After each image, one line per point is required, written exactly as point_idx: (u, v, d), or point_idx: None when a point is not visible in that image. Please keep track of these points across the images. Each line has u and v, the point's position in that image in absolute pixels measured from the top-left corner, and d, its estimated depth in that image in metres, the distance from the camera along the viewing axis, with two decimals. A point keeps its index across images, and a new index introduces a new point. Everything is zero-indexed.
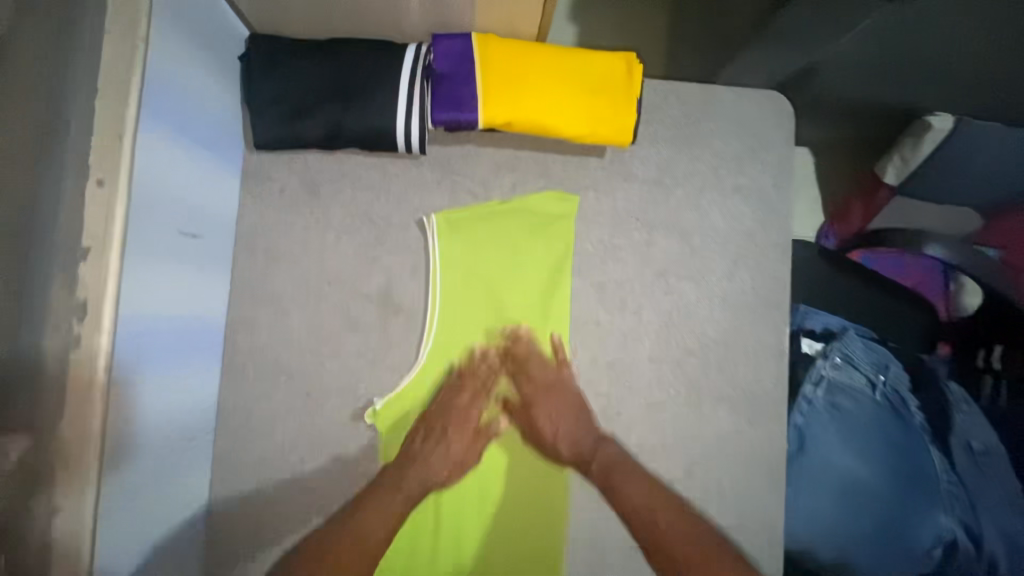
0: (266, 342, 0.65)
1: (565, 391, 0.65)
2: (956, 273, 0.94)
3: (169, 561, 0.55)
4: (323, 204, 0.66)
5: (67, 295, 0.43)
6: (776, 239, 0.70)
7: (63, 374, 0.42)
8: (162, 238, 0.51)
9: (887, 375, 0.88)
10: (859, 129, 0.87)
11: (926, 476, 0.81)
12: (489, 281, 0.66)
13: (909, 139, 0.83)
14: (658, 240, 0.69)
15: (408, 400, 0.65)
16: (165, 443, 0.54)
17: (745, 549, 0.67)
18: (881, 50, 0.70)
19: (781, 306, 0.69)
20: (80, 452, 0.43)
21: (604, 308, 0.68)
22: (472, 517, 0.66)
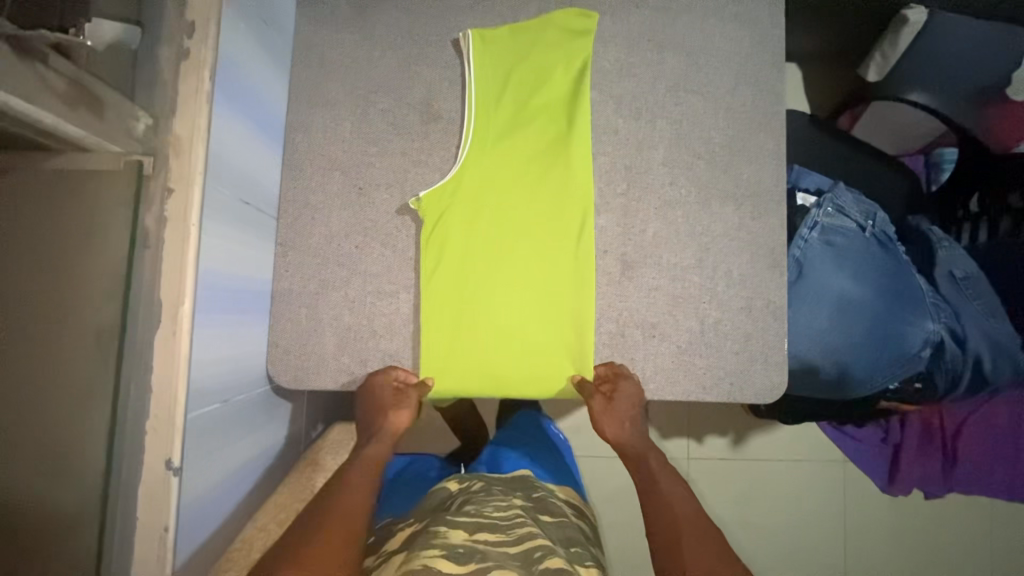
0: (322, 143, 0.73)
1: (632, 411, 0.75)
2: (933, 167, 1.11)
3: (242, 304, 0.63)
4: (369, 23, 0.74)
5: (177, 14, 0.51)
6: (773, 59, 0.78)
7: (176, 78, 0.50)
8: (247, 11, 0.61)
9: (875, 221, 0.95)
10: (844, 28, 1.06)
11: (915, 295, 0.90)
12: (517, 91, 0.74)
13: (890, 35, 1.01)
14: (668, 58, 0.77)
15: (448, 196, 0.73)
16: (242, 197, 0.62)
17: (751, 326, 0.75)
18: None
19: (779, 117, 0.77)
20: (189, 142, 0.50)
21: (621, 118, 0.76)
22: (510, 303, 0.73)
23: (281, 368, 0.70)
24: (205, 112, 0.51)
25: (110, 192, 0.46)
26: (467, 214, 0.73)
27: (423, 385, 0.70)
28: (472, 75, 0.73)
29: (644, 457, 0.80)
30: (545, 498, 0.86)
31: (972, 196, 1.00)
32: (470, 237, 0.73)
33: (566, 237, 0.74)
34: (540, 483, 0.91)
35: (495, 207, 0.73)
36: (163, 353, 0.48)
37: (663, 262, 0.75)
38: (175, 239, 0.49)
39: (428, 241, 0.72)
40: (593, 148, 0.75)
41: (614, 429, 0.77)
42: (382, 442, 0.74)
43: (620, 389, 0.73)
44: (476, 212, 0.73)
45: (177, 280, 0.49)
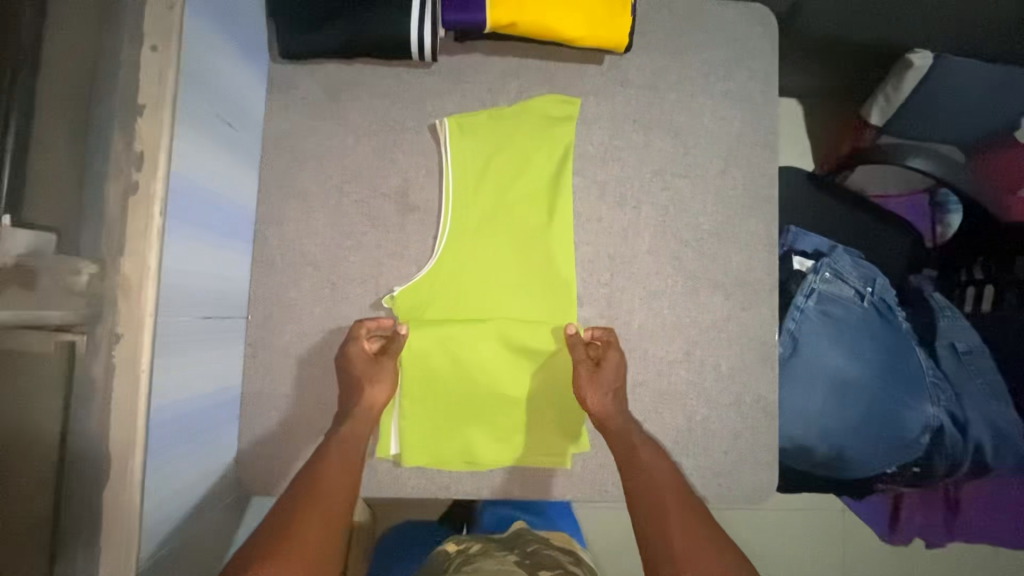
0: (293, 236, 0.70)
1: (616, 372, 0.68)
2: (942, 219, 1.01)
3: (207, 421, 0.60)
4: (342, 109, 0.71)
5: (125, 146, 0.48)
6: (763, 139, 0.75)
7: (124, 216, 0.47)
8: (206, 117, 0.58)
9: (874, 287, 0.92)
10: (849, 71, 0.98)
11: (914, 373, 0.87)
12: (497, 178, 0.71)
13: (893, 78, 0.93)
14: (654, 140, 0.73)
15: (425, 291, 0.70)
16: (205, 313, 0.59)
17: (741, 421, 0.72)
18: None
19: (770, 200, 0.74)
20: (139, 286, 0.47)
21: (605, 204, 0.73)
22: (489, 402, 0.70)
23: (253, 474, 0.68)
24: (155, 249, 0.48)
25: (43, 377, 0.46)
26: (445, 307, 0.70)
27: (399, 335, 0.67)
28: (450, 162, 0.70)
29: (628, 432, 0.66)
30: (539, 551, 0.81)
31: (975, 260, 0.97)
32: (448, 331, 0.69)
33: (548, 330, 0.70)
34: (535, 535, 0.89)
35: (474, 299, 0.70)
36: (111, 511, 0.46)
37: (648, 356, 0.72)
38: (125, 390, 0.47)
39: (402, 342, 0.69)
40: (576, 237, 0.72)
41: (596, 398, 0.67)
42: (359, 421, 0.65)
43: (607, 357, 0.68)
44: (455, 305, 0.70)
45: (126, 435, 0.47)
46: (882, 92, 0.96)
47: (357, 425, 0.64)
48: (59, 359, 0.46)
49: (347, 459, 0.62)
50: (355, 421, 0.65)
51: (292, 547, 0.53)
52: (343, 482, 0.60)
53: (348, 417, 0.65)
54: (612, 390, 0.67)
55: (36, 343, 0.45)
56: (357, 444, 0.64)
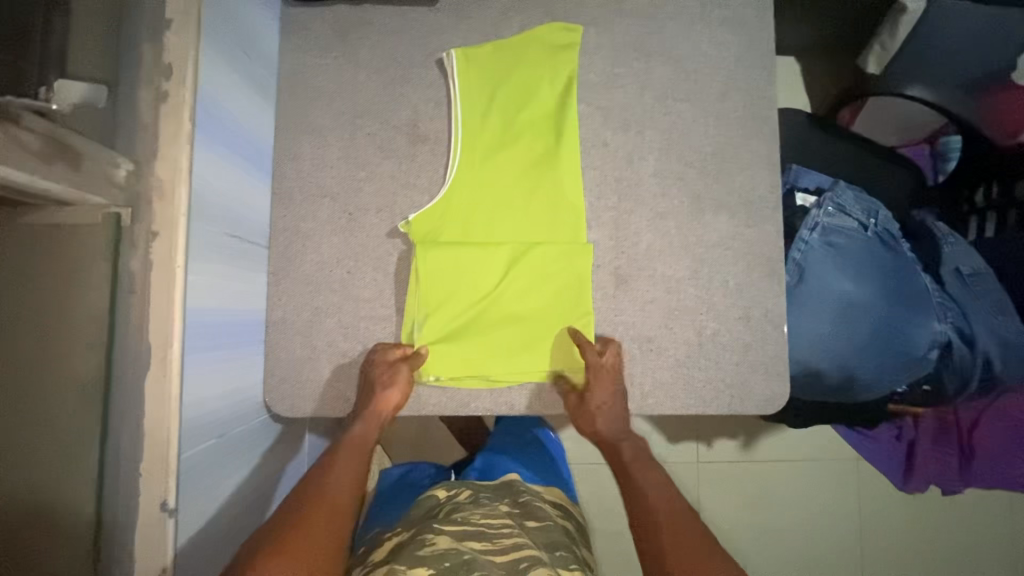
0: (310, 169, 0.73)
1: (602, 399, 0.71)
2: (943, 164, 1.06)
3: (233, 337, 0.63)
4: (352, 47, 0.74)
5: (155, 59, 0.51)
6: (760, 63, 0.77)
7: (156, 120, 0.50)
8: (228, 45, 0.61)
9: (877, 219, 0.93)
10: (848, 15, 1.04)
11: (921, 294, 0.89)
12: (504, 108, 0.74)
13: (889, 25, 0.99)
14: (654, 67, 0.76)
15: (438, 218, 0.72)
16: (229, 232, 0.62)
17: (750, 335, 0.74)
18: None
19: (771, 121, 0.76)
20: (172, 187, 0.50)
21: (609, 130, 0.75)
22: (509, 322, 0.72)
23: (279, 398, 0.71)
24: (186, 153, 0.51)
25: (79, 260, 0.46)
26: (458, 232, 0.72)
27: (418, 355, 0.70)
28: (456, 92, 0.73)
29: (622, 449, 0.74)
30: (530, 502, 0.82)
31: (977, 188, 0.99)
32: (461, 253, 0.72)
33: (558, 249, 0.72)
34: (528, 487, 0.88)
35: (486, 222, 0.72)
36: (154, 396, 0.49)
37: (657, 274, 0.74)
38: (162, 282, 0.50)
39: (419, 267, 0.71)
40: (582, 160, 0.74)
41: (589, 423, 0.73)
42: (369, 428, 0.69)
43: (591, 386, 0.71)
44: (467, 229, 0.72)
45: (164, 324, 0.49)
46: (878, 41, 1.02)
47: (365, 426, 0.69)
48: (104, 228, 0.47)
49: (349, 457, 0.68)
50: (367, 421, 0.69)
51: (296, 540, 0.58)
52: (350, 483, 0.66)
53: (358, 417, 0.69)
54: (608, 415, 0.72)
55: (79, 213, 0.46)
56: (362, 442, 0.69)
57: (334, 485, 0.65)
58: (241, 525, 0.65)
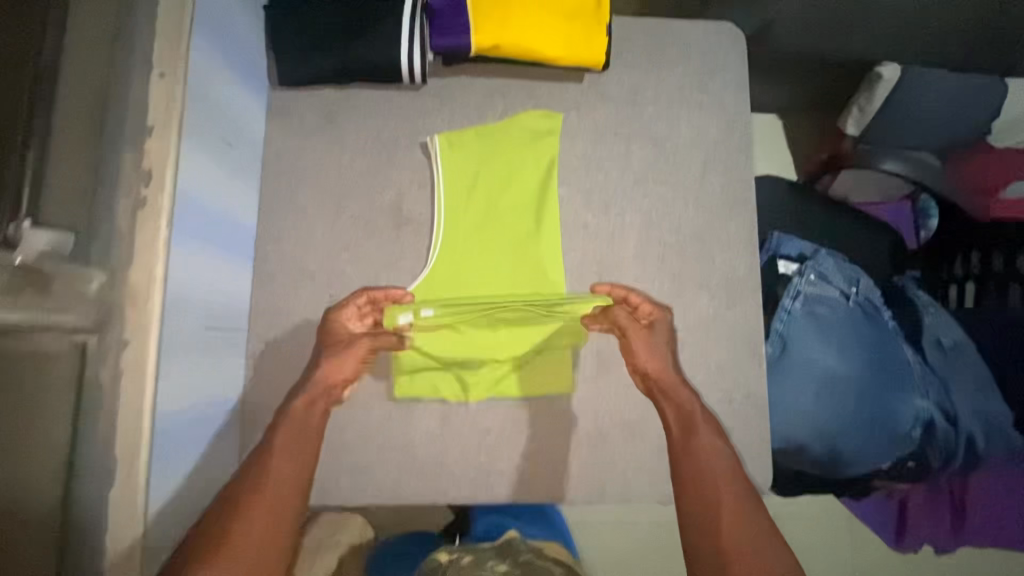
0: (292, 249, 0.73)
1: (659, 334, 0.72)
2: (924, 220, 1.05)
3: (208, 428, 0.62)
4: (338, 130, 0.76)
5: (135, 164, 0.51)
6: (738, 145, 0.79)
7: (132, 227, 0.50)
8: (210, 141, 0.62)
9: (858, 287, 0.96)
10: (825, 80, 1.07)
11: (902, 370, 0.88)
12: (487, 190, 0.75)
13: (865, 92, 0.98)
14: (634, 150, 0.78)
15: (419, 298, 0.72)
16: (206, 321, 0.61)
17: (732, 417, 0.73)
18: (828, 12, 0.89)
19: (750, 202, 0.78)
20: (147, 292, 0.50)
21: (591, 211, 0.76)
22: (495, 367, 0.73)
23: None
24: (160, 261, 0.51)
25: (54, 381, 0.47)
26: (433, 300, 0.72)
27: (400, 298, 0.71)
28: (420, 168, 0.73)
29: (690, 409, 0.69)
30: (533, 560, 0.79)
31: (955, 258, 1.01)
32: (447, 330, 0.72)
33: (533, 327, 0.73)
34: (527, 546, 0.85)
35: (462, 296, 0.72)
36: (118, 510, 0.48)
37: (650, 296, 0.74)
38: (130, 392, 0.49)
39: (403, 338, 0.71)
40: (563, 242, 0.75)
41: (647, 358, 0.71)
42: (316, 403, 0.68)
43: (658, 320, 0.73)
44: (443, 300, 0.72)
45: (132, 436, 0.48)
46: (855, 105, 1.02)
47: (310, 407, 0.67)
48: (71, 357, 0.48)
49: (293, 440, 0.65)
50: (309, 399, 0.67)
51: (235, 539, 0.55)
52: (297, 471, 0.63)
53: (303, 394, 0.67)
54: (661, 352, 0.72)
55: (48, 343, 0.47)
56: (304, 424, 0.66)
57: (282, 473, 0.61)
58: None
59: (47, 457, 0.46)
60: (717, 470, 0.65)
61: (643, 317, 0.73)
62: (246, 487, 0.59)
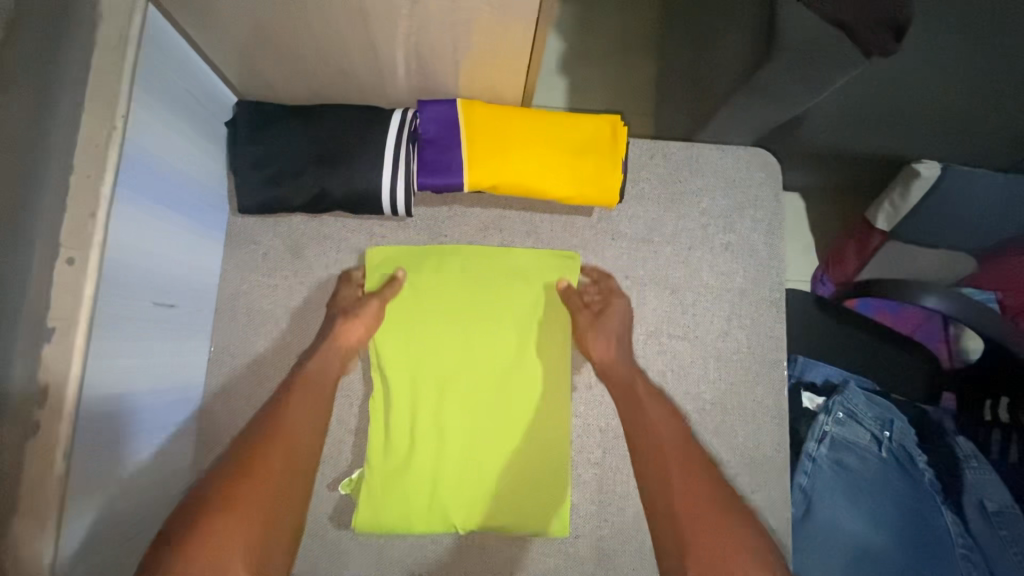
0: (246, 407, 0.63)
1: (614, 310, 0.64)
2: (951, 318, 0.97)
3: None
4: (309, 265, 0.66)
5: (27, 380, 0.41)
6: (768, 294, 0.69)
7: (19, 462, 0.40)
8: (141, 313, 0.51)
9: (892, 431, 0.85)
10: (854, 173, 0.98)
11: (940, 540, 0.78)
12: (480, 324, 0.65)
13: (899, 186, 0.91)
14: (648, 299, 0.68)
15: (399, 445, 0.63)
16: (131, 530, 0.51)
17: None
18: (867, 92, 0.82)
19: (778, 362, 0.68)
20: (35, 546, 0.41)
21: (595, 370, 0.66)
22: (495, 452, 0.63)
23: None
24: (53, 525, 0.41)
25: None
26: (402, 419, 0.63)
27: (394, 280, 0.64)
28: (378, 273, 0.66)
29: (631, 381, 0.60)
30: None
31: (998, 398, 0.88)
32: (433, 440, 0.63)
33: (511, 475, 0.63)
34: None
35: (435, 421, 0.63)
36: None
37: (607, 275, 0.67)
38: None
39: (377, 473, 0.62)
40: (569, 407, 0.65)
41: (599, 346, 0.62)
42: (328, 357, 0.59)
43: (610, 306, 0.64)
44: (413, 419, 0.63)
45: None
46: (888, 198, 0.94)
47: (327, 358, 0.59)
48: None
49: (311, 392, 0.56)
50: (324, 356, 0.59)
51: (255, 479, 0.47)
52: (308, 423, 0.54)
53: (311, 354, 0.59)
54: (614, 337, 0.62)
55: None
56: (323, 382, 0.58)
57: (296, 421, 0.53)
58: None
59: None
60: (668, 445, 0.53)
61: (605, 299, 0.65)
62: (262, 438, 0.50)
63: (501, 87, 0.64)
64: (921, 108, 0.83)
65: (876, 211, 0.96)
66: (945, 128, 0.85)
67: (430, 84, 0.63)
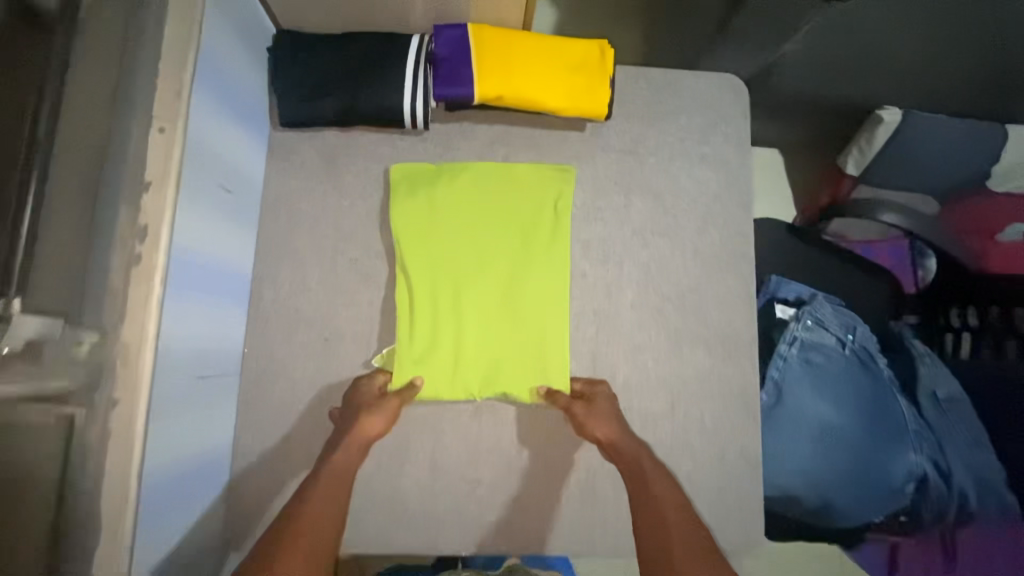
0: (287, 293, 0.72)
1: (603, 401, 0.71)
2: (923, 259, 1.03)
3: (193, 480, 0.61)
4: (338, 173, 0.75)
5: (130, 222, 0.51)
6: (739, 197, 0.79)
7: (126, 284, 0.50)
8: (207, 189, 0.61)
9: (855, 335, 0.95)
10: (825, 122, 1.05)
11: (897, 422, 0.89)
12: (489, 232, 0.74)
13: (866, 132, 0.97)
14: (634, 202, 0.77)
15: (422, 330, 0.72)
16: (200, 371, 0.61)
17: (725, 471, 0.73)
18: (831, 45, 0.88)
19: (747, 256, 0.77)
20: (138, 353, 0.50)
21: (589, 261, 0.76)
22: (506, 339, 0.72)
23: (243, 527, 0.69)
24: (151, 340, 0.50)
25: (44, 444, 0.48)
26: (422, 345, 0.72)
27: (412, 385, 0.70)
28: (400, 209, 0.74)
29: (638, 459, 0.67)
30: None
31: (952, 307, 1.01)
32: (452, 324, 0.72)
33: (520, 357, 0.72)
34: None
35: (451, 344, 0.72)
36: (102, 568, 0.48)
37: (589, 376, 0.74)
38: (119, 452, 0.49)
39: (404, 352, 0.71)
40: (568, 297, 0.74)
41: (601, 427, 0.69)
42: (347, 450, 0.65)
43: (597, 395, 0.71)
44: (432, 344, 0.72)
45: (117, 494, 0.49)
46: (856, 146, 1.00)
47: (346, 451, 0.65)
48: (57, 431, 0.48)
49: (331, 487, 0.63)
50: (343, 450, 0.65)
51: None
52: (333, 511, 0.61)
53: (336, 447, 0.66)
54: (611, 419, 0.69)
55: (42, 412, 0.48)
56: (345, 468, 0.64)
57: (311, 510, 0.60)
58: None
59: (37, 513, 0.47)
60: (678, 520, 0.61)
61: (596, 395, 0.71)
62: (275, 540, 0.57)
63: (504, 14, 0.74)
64: (883, 59, 0.89)
65: (846, 157, 1.03)
66: (902, 79, 0.91)
67: (444, 11, 0.74)
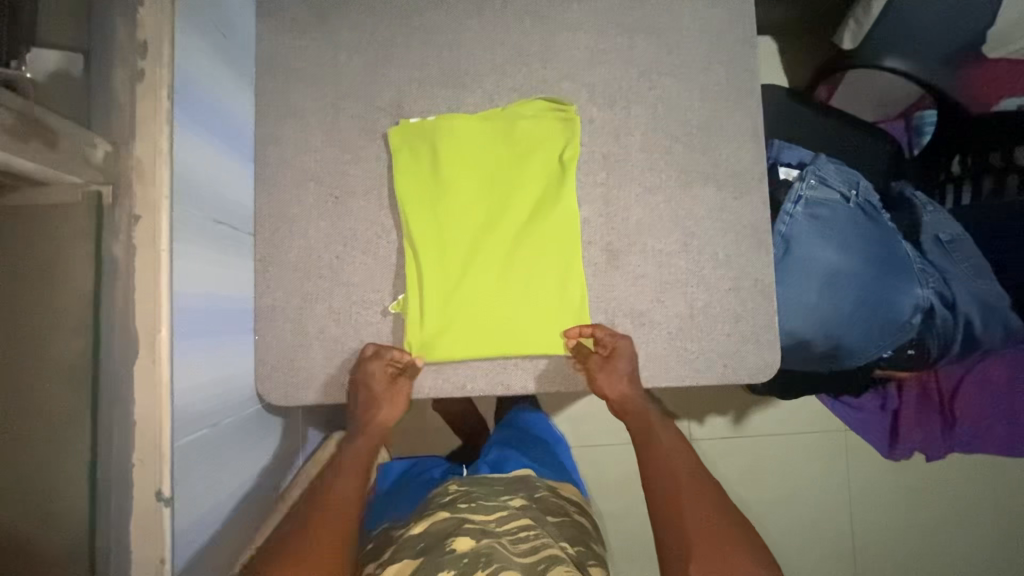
0: (293, 153, 0.72)
1: (620, 360, 0.71)
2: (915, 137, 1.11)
3: (217, 325, 0.62)
4: (331, 28, 0.73)
5: (129, 35, 0.49)
6: (743, 34, 0.76)
7: (132, 100, 0.49)
8: (203, 26, 0.59)
9: (858, 190, 0.94)
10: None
11: (903, 262, 0.91)
12: (494, 165, 0.73)
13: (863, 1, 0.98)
14: (639, 42, 0.75)
15: (439, 274, 0.71)
16: (209, 215, 0.60)
17: (738, 303, 0.74)
18: None
19: (754, 93, 0.76)
20: (153, 167, 0.49)
21: (596, 105, 0.74)
22: (521, 270, 0.72)
23: (271, 382, 0.71)
24: (165, 157, 0.49)
25: (70, 223, 0.45)
26: (438, 293, 0.71)
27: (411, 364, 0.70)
28: (405, 161, 0.71)
29: (645, 412, 0.75)
30: (545, 497, 0.80)
31: (952, 158, 1.00)
32: (467, 269, 0.71)
33: (535, 288, 0.72)
34: (541, 481, 0.86)
35: (466, 292, 0.71)
36: (143, 379, 0.48)
37: (614, 329, 0.72)
38: (146, 265, 0.48)
39: (422, 300, 0.70)
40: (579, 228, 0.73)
41: (612, 384, 0.72)
42: (367, 436, 0.75)
43: (618, 349, 0.72)
44: (448, 294, 0.71)
45: (150, 308, 0.48)
46: (853, 18, 1.01)
47: (364, 438, 0.75)
48: (84, 241, 0.46)
49: (353, 469, 0.73)
50: (365, 436, 0.75)
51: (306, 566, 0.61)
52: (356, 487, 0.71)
53: (358, 432, 0.75)
54: (624, 376, 0.72)
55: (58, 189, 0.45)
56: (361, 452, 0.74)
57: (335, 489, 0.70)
58: (233, 562, 0.64)
59: (71, 309, 0.46)
60: (682, 477, 0.70)
61: (613, 353, 0.72)
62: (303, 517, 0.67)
63: None
64: None
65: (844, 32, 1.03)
66: None
67: None
